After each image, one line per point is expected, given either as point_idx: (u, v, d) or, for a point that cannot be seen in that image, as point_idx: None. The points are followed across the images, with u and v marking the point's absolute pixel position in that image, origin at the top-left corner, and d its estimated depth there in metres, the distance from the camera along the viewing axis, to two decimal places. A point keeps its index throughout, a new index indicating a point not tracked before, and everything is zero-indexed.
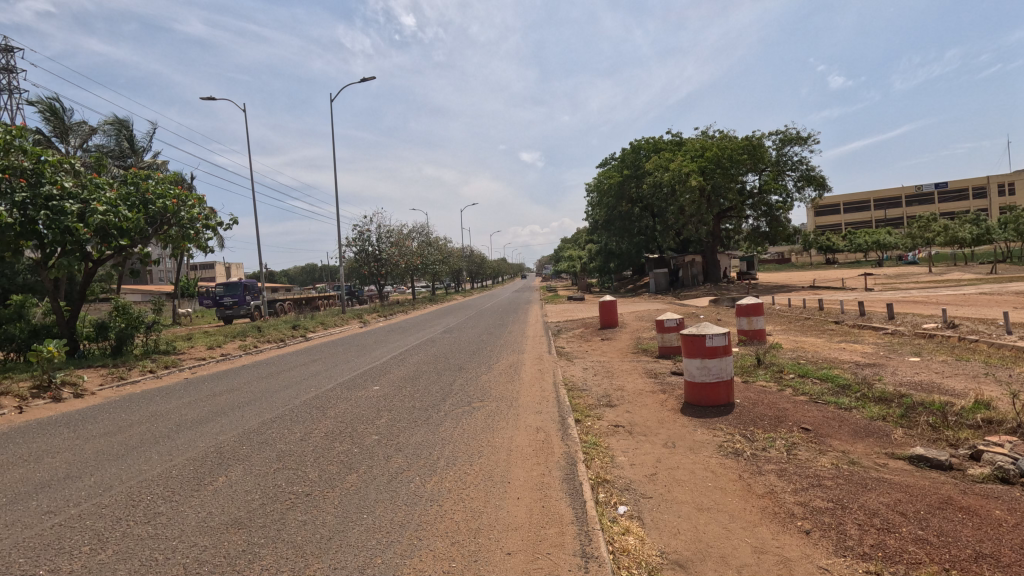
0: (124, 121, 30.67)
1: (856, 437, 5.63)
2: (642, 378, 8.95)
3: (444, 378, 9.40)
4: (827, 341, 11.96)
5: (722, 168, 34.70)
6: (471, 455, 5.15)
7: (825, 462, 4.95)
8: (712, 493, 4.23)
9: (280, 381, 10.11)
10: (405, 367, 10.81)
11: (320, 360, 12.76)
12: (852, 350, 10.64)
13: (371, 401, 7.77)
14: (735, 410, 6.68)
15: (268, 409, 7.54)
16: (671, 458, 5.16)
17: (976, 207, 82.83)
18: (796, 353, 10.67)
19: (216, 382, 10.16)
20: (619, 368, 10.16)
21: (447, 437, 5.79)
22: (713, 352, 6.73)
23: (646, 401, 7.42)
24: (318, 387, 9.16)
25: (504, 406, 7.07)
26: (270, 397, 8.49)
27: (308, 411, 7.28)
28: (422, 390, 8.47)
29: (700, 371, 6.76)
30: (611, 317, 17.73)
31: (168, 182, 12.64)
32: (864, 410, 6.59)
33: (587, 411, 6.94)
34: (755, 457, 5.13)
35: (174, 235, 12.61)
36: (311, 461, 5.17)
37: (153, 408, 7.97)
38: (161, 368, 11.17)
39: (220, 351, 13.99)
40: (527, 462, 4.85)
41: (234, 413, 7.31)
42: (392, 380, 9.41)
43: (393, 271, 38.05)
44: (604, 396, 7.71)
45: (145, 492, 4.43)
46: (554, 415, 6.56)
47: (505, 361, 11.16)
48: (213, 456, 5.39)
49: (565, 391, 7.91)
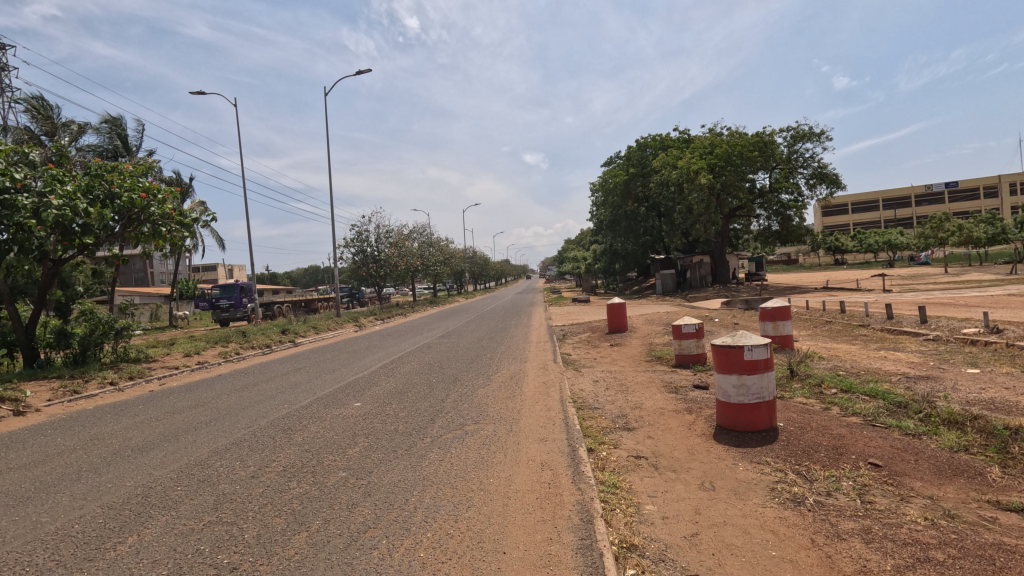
0: (116, 120, 29.76)
1: (942, 477, 4.48)
2: (661, 394, 7.82)
3: (437, 392, 8.29)
4: (864, 348, 10.77)
5: (732, 165, 33.48)
6: (458, 504, 4.03)
7: (915, 517, 3.81)
8: (782, 571, 3.10)
9: (252, 395, 8.99)
10: (394, 379, 9.70)
11: (303, 369, 11.61)
12: (895, 359, 9.44)
13: (346, 423, 6.66)
14: (780, 437, 5.53)
15: (226, 432, 6.44)
16: (714, 508, 4.01)
17: (987, 207, 81.15)
18: (831, 363, 9.47)
19: (182, 396, 9.05)
20: (633, 380, 9.00)
21: (427, 475, 4.67)
22: (752, 366, 5.60)
23: (670, 424, 6.27)
24: (293, 403, 8.05)
25: (502, 430, 5.97)
26: (234, 416, 7.39)
27: (271, 436, 6.18)
28: (410, 407, 7.38)
29: (737, 390, 5.63)
30: (620, 321, 16.63)
31: (138, 174, 11.53)
32: (939, 437, 5.44)
33: (601, 437, 5.81)
34: (821, 507, 3.99)
35: (146, 233, 11.52)
36: (252, 512, 4.04)
37: (95, 430, 6.86)
38: (125, 379, 10.06)
39: (198, 358, 12.89)
40: (528, 519, 3.72)
41: (186, 439, 6.23)
42: (377, 395, 8.30)
43: (393, 272, 37.03)
44: (619, 418, 6.57)
45: (20, 564, 3.34)
46: (563, 444, 5.44)
47: (506, 371, 10.07)
48: (133, 504, 4.27)
49: (574, 410, 6.80)
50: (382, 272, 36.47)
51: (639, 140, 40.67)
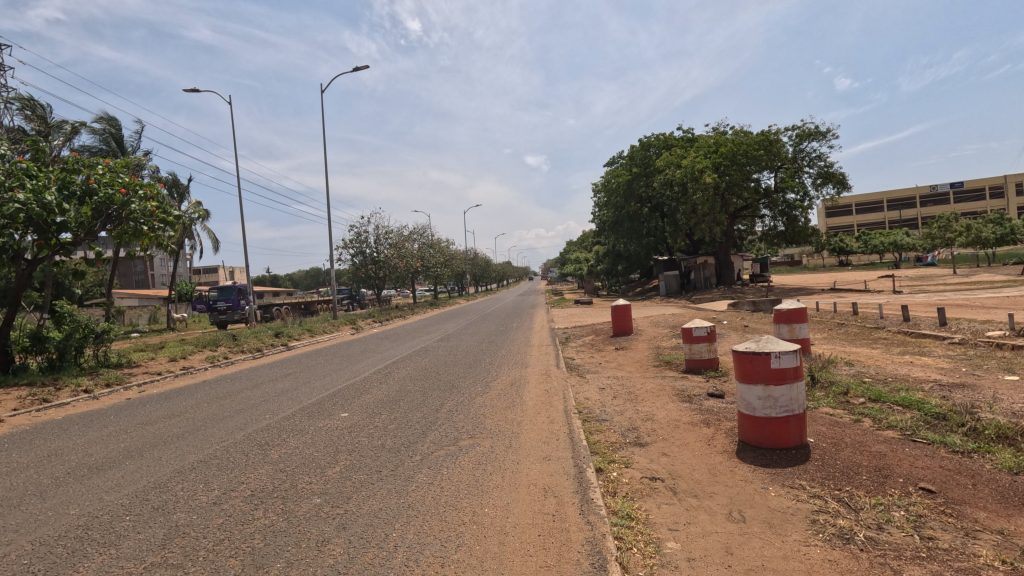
0: (111, 120, 29.28)
1: (1008, 506, 3.86)
2: (673, 403, 7.21)
3: (431, 401, 7.71)
4: (886, 352, 10.16)
5: (737, 164, 32.85)
6: (446, 542, 3.42)
7: (989, 559, 3.19)
8: None
9: (235, 403, 8.40)
10: (387, 386, 9.09)
11: (292, 375, 11.02)
12: (923, 365, 8.80)
13: (330, 437, 6.08)
14: (812, 456, 4.91)
15: (196, 448, 5.85)
16: (747, 547, 3.41)
17: (993, 207, 80.37)
18: (855, 369, 8.82)
19: (160, 405, 8.46)
20: (641, 387, 8.38)
21: (412, 503, 4.06)
22: (780, 376, 4.98)
23: (686, 438, 5.66)
24: (276, 413, 7.45)
25: (499, 447, 5.35)
26: (209, 428, 6.79)
27: (245, 453, 5.58)
28: (401, 418, 6.78)
29: (762, 402, 5.03)
30: (624, 323, 16.03)
31: (117, 169, 10.95)
32: (992, 455, 4.80)
33: (610, 455, 5.21)
34: (876, 547, 3.37)
35: (126, 231, 10.98)
36: (204, 551, 3.43)
37: (56, 444, 6.29)
38: (101, 387, 9.43)
39: (183, 363, 12.30)
40: (530, 566, 3.09)
41: (152, 455, 5.63)
42: (367, 404, 7.68)
43: (392, 274, 36.39)
44: (630, 431, 5.97)
45: None
46: (568, 464, 4.82)
47: (506, 377, 9.47)
48: (69, 540, 3.68)
49: (580, 423, 6.19)
50: (382, 274, 35.85)
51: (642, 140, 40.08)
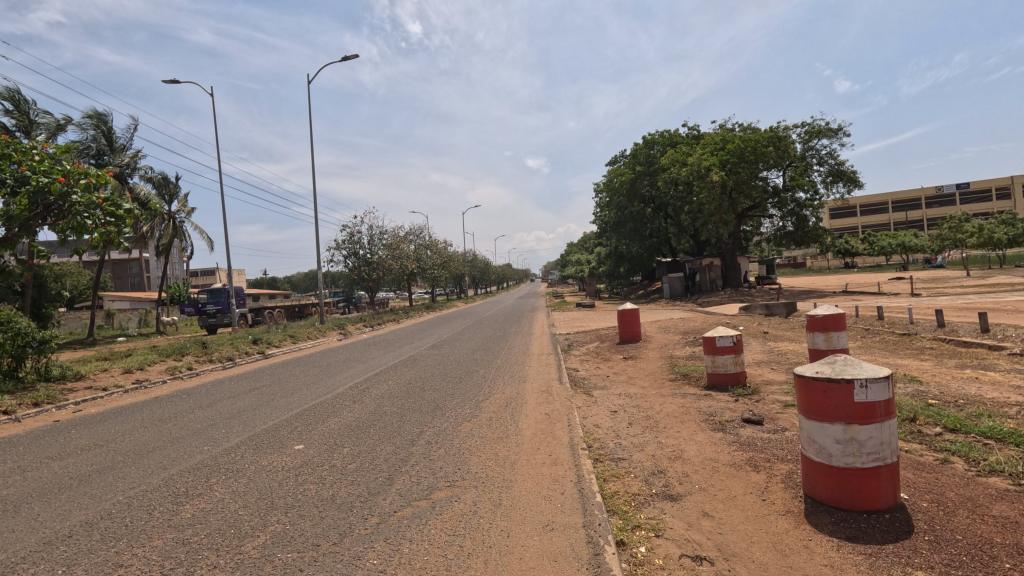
0: (102, 116, 27.86)
1: None
2: (703, 432, 5.86)
3: (408, 428, 6.37)
4: (940, 365, 8.77)
5: (746, 162, 31.35)
6: None
7: None
8: None
9: (175, 428, 7.02)
10: (360, 406, 7.78)
11: (257, 390, 9.64)
12: (993, 383, 7.40)
13: (267, 483, 4.72)
14: (914, 523, 3.54)
15: (94, 499, 4.51)
16: None
17: (1000, 207, 79.09)
18: (913, 387, 7.45)
19: (83, 431, 7.07)
20: (661, 410, 6.99)
21: None
22: (867, 412, 3.63)
23: (731, 491, 4.28)
24: (217, 444, 6.11)
25: (485, 504, 4.02)
26: (125, 466, 5.44)
27: (149, 509, 4.22)
28: (366, 454, 5.41)
29: (842, 448, 3.68)
30: (632, 330, 14.62)
31: (59, 156, 9.63)
32: None
33: (636, 519, 3.85)
34: None
35: (69, 226, 9.65)
36: None
37: None
38: (25, 407, 8.05)
39: (138, 375, 10.92)
40: None
41: (25, 513, 4.26)
42: (329, 433, 6.33)
43: (386, 275, 34.77)
44: (655, 477, 4.62)
45: None
46: (577, 538, 3.45)
47: (500, 396, 8.10)
48: None
49: (592, 465, 4.83)
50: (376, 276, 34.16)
51: (645, 138, 38.53)
